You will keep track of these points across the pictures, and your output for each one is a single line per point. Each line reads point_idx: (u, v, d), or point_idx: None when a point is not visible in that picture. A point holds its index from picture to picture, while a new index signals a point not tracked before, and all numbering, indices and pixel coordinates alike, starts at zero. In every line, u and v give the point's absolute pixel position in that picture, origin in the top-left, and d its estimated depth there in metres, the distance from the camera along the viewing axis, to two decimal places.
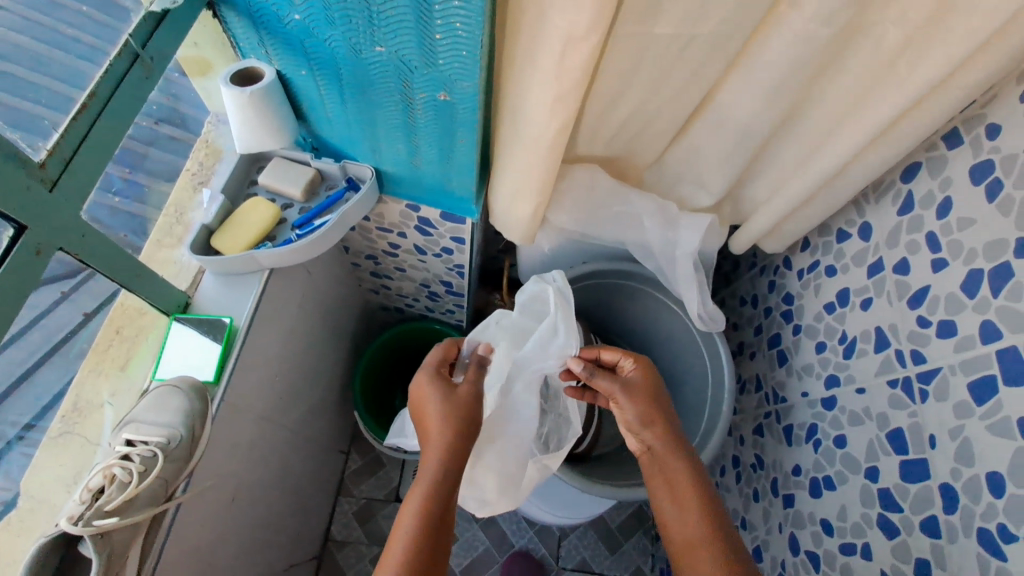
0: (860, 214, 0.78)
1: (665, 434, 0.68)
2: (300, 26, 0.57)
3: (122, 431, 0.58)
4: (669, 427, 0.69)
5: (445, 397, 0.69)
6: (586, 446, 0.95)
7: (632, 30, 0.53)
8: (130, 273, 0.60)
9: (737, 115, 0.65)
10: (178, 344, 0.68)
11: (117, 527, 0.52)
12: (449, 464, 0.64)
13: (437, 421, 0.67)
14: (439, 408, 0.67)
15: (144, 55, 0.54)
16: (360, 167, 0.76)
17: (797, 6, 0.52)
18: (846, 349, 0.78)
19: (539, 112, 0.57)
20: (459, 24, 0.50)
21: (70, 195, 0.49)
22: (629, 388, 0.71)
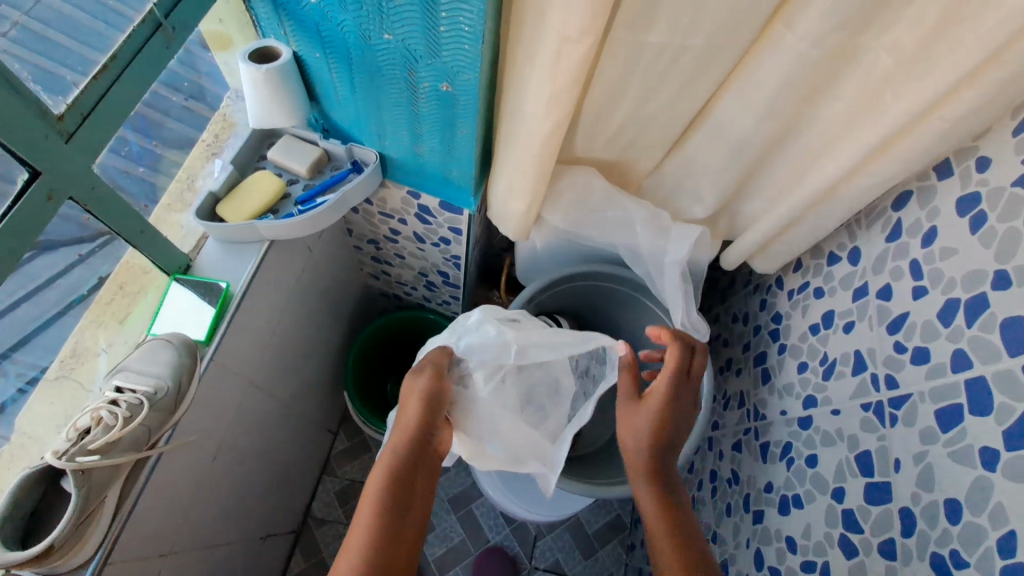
0: (851, 239, 0.79)
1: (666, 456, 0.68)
2: (316, 9, 0.60)
3: (113, 377, 0.61)
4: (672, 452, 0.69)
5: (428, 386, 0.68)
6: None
7: (629, 36, 0.55)
8: (135, 230, 0.63)
9: (731, 130, 0.67)
10: (174, 304, 0.71)
11: (97, 466, 0.54)
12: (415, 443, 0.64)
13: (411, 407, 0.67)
14: (418, 395, 0.68)
15: (166, 24, 0.57)
16: (366, 150, 0.79)
17: (791, 26, 0.53)
18: (825, 371, 0.79)
19: (535, 109, 0.59)
20: (463, 18, 0.53)
21: (84, 148, 0.53)
22: (646, 400, 0.71)
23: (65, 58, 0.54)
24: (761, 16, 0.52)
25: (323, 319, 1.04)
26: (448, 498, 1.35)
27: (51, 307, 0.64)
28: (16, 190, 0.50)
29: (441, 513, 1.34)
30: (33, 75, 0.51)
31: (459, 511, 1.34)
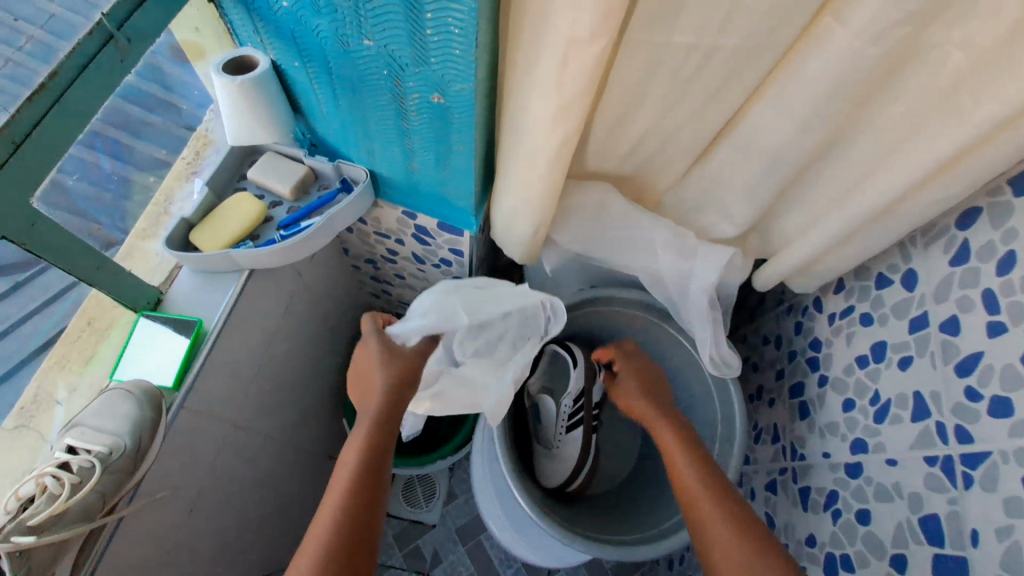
0: (905, 260, 0.69)
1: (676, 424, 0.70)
2: (288, 13, 0.53)
3: (65, 434, 0.54)
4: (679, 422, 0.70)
5: (391, 372, 0.67)
6: (578, 485, 0.86)
7: (649, 35, 0.46)
8: (92, 267, 0.57)
9: (768, 142, 0.58)
10: (142, 342, 0.64)
11: (36, 546, 0.48)
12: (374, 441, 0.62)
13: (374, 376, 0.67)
14: (384, 377, 0.67)
15: (119, 36, 0.50)
16: (355, 168, 0.71)
17: (843, 20, 0.44)
18: (877, 412, 0.69)
19: (540, 123, 0.51)
20: (452, 20, 0.44)
21: (16, 180, 0.46)
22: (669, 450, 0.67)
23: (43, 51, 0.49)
24: (810, 9, 0.43)
25: (319, 346, 0.97)
26: (456, 528, 1.28)
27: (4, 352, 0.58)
28: None
29: (449, 545, 1.27)
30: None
31: (468, 542, 1.27)
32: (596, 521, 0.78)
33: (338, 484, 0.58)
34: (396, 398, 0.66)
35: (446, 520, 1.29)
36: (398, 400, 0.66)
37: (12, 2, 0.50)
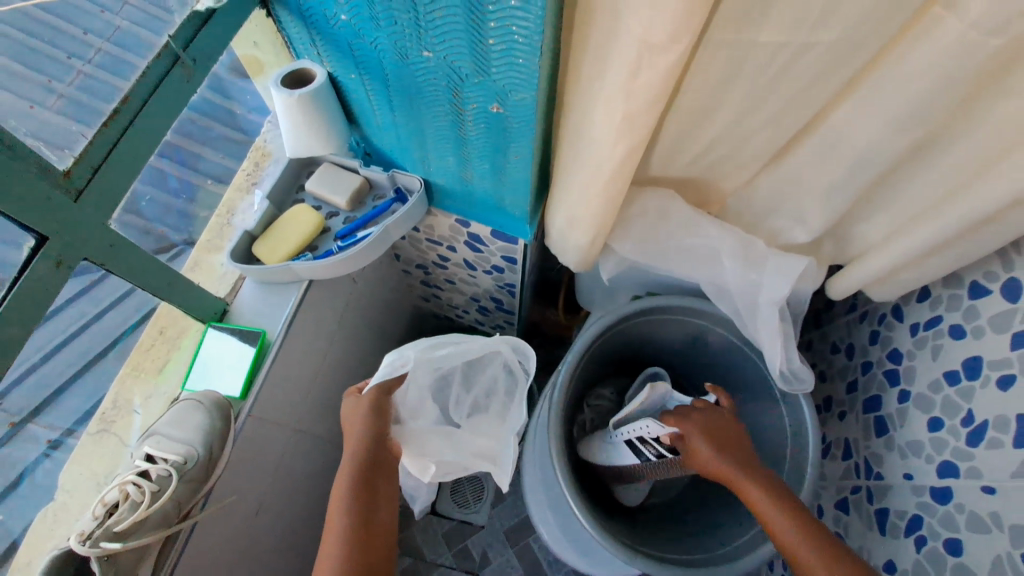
0: (1006, 269, 0.63)
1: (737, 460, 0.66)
2: (347, 27, 0.53)
3: (143, 443, 0.56)
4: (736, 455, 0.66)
5: (370, 412, 0.68)
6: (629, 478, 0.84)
7: (732, 35, 0.43)
8: (164, 283, 0.58)
9: (855, 143, 0.53)
10: (210, 352, 0.66)
11: (121, 551, 0.50)
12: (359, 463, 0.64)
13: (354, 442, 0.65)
14: (361, 426, 0.66)
15: (184, 57, 0.51)
16: (410, 177, 0.71)
17: (959, 7, 0.39)
18: (971, 434, 0.63)
19: (607, 132, 0.49)
20: (516, 29, 0.42)
21: (95, 202, 0.48)
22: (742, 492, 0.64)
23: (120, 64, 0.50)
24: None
25: (372, 350, 0.98)
26: (505, 529, 1.29)
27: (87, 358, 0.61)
28: (21, 259, 0.45)
29: (496, 545, 1.28)
30: (36, 129, 0.45)
31: (516, 544, 1.27)
32: (665, 538, 0.75)
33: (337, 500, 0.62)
34: (379, 430, 0.67)
35: (494, 521, 1.29)
36: (381, 435, 0.67)
37: (80, 16, 0.49)
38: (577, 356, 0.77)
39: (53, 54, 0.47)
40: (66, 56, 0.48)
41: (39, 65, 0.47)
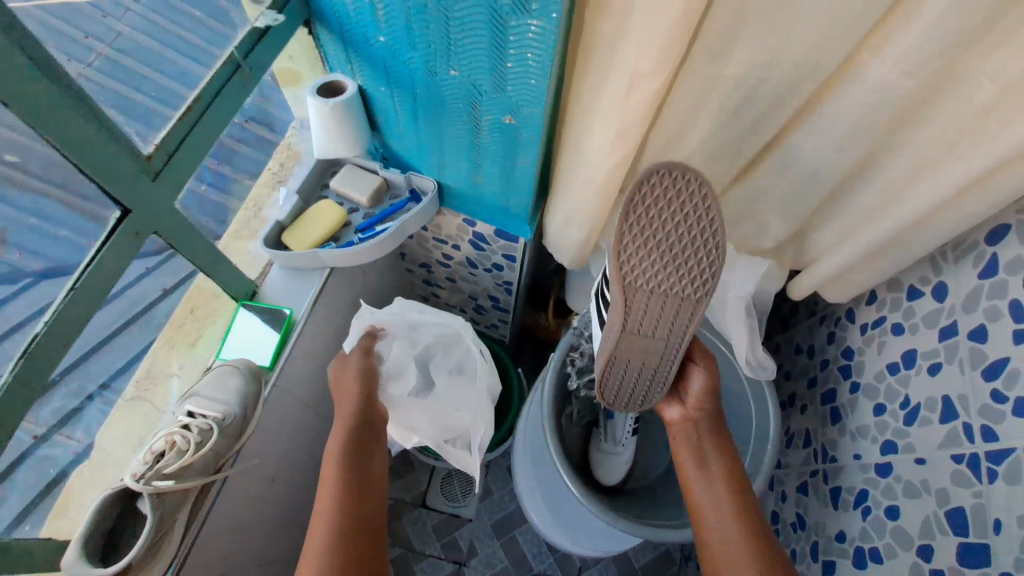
0: (936, 273, 0.74)
1: (717, 435, 0.72)
2: (383, 46, 0.62)
3: (184, 402, 0.64)
4: (720, 434, 0.72)
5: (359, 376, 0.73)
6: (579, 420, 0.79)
7: (706, 67, 0.53)
8: (210, 260, 0.67)
9: (806, 161, 0.64)
10: (241, 328, 0.75)
11: (171, 490, 0.57)
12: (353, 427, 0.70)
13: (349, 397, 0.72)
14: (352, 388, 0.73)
15: (244, 65, 0.61)
16: (424, 179, 0.80)
17: (879, 54, 0.50)
18: (907, 415, 0.73)
19: (602, 142, 0.58)
20: (531, 55, 0.52)
21: (167, 182, 0.57)
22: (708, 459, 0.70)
23: (182, 77, 0.60)
24: (852, 45, 0.49)
25: None
26: (492, 523, 1.33)
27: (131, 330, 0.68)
28: (109, 227, 0.54)
29: (484, 539, 1.32)
30: (128, 118, 0.54)
31: (502, 537, 1.32)
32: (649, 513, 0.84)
33: (330, 459, 0.67)
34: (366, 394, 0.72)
35: (481, 514, 1.34)
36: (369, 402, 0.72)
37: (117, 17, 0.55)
38: (569, 343, 0.87)
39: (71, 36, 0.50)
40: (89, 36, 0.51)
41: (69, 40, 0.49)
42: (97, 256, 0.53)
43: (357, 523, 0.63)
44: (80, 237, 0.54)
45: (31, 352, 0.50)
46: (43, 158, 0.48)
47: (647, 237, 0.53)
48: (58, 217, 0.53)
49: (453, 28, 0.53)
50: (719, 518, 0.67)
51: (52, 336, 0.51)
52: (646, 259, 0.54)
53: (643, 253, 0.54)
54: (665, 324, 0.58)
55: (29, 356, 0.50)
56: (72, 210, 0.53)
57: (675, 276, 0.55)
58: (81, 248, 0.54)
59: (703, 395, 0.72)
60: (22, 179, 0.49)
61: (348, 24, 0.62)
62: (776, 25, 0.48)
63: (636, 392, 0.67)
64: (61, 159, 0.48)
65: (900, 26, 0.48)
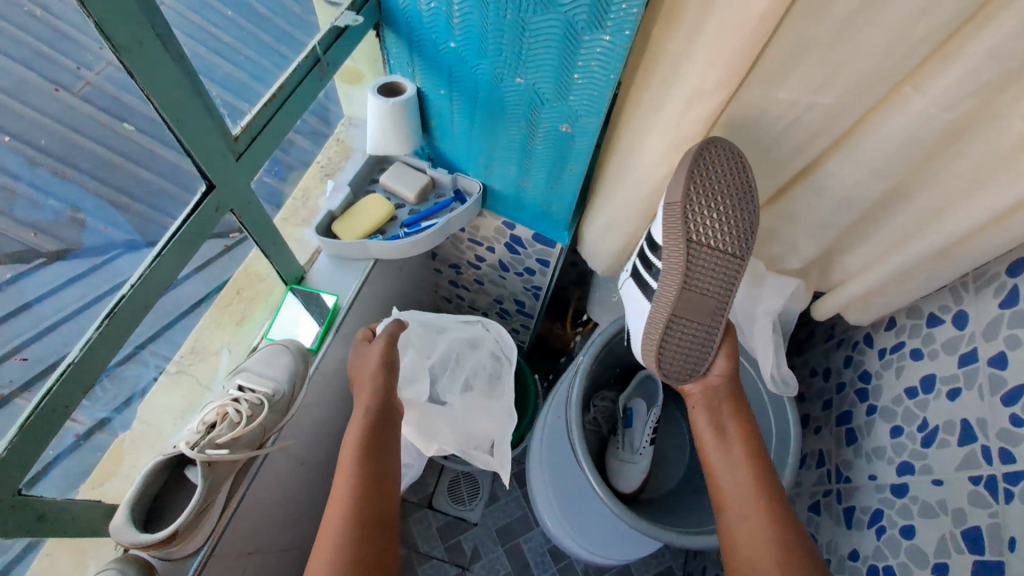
0: (956, 302, 0.77)
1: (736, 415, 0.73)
2: (452, 53, 0.66)
3: (235, 377, 0.68)
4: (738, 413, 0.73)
5: (381, 363, 0.71)
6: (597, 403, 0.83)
7: (758, 91, 0.57)
8: (270, 239, 0.73)
9: (840, 187, 0.67)
10: (288, 313, 0.79)
11: (222, 460, 0.60)
12: (370, 420, 0.67)
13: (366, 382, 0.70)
14: (371, 371, 0.71)
15: (324, 60, 0.68)
16: (470, 181, 0.83)
17: (921, 89, 0.54)
18: (925, 438, 0.76)
19: (654, 155, 0.62)
20: (597, 67, 0.56)
21: (247, 161, 0.63)
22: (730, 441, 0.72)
23: (234, 56, 0.62)
24: (897, 78, 0.53)
25: None
26: (496, 528, 1.30)
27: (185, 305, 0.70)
28: (195, 200, 0.61)
29: (489, 544, 1.28)
30: (224, 98, 0.60)
31: (507, 543, 1.28)
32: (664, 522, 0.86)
33: (346, 456, 0.65)
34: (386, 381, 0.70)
35: (487, 519, 1.31)
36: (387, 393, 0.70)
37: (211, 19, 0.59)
38: (598, 346, 0.89)
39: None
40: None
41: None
42: (186, 221, 0.60)
43: (376, 509, 0.62)
44: (96, 223, 0.57)
45: (115, 312, 0.56)
46: (95, 157, 0.55)
47: (709, 199, 0.60)
48: (83, 205, 0.56)
49: (527, 39, 0.57)
50: (740, 488, 0.69)
51: (137, 297, 0.58)
52: (706, 217, 0.60)
53: (703, 217, 0.60)
54: (717, 284, 0.63)
55: (115, 315, 0.56)
56: (96, 200, 0.57)
57: (728, 234, 0.61)
58: (97, 235, 0.57)
59: (727, 369, 0.73)
60: (69, 172, 0.53)
61: (420, 30, 0.66)
62: (829, 55, 0.52)
63: (680, 357, 0.69)
64: (105, 155, 0.56)
65: (942, 65, 0.52)
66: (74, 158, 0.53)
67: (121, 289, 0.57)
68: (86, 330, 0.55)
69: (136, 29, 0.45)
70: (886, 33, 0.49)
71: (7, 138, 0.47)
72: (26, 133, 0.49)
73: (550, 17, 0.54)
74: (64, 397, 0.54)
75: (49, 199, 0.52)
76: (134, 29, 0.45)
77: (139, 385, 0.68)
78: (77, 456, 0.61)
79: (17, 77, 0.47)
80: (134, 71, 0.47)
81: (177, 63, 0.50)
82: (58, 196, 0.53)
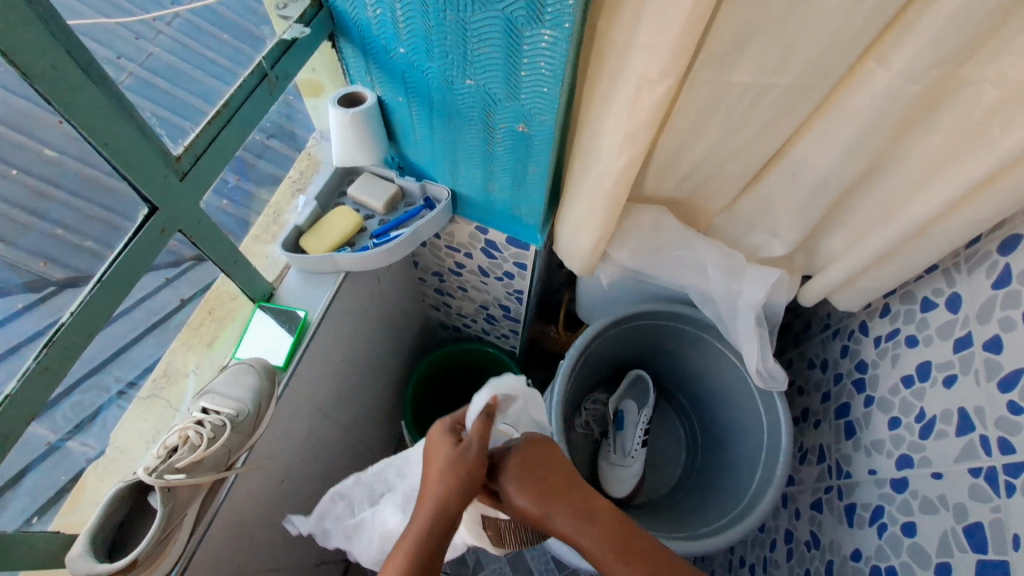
0: (949, 284, 0.73)
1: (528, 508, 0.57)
2: (403, 58, 0.64)
3: (200, 399, 0.67)
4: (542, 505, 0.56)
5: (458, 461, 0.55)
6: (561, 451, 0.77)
7: (711, 73, 0.55)
8: (230, 259, 0.72)
9: (814, 168, 0.64)
10: (257, 329, 0.78)
11: (180, 484, 0.59)
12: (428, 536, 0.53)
13: (441, 474, 0.55)
14: (445, 455, 0.56)
15: (271, 74, 0.67)
16: (438, 187, 0.82)
17: (884, 62, 0.51)
18: (923, 429, 0.72)
19: (611, 148, 0.60)
20: (543, 63, 0.54)
21: (193, 182, 0.62)
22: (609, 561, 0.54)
23: (213, 70, 0.66)
24: (856, 52, 0.50)
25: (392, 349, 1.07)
26: None
27: (161, 347, 0.74)
28: (138, 223, 0.59)
29: (490, 553, 1.26)
30: (161, 120, 0.60)
31: (509, 552, 1.26)
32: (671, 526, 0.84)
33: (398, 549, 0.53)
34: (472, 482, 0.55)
35: None
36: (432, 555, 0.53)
37: (199, 36, 0.65)
38: (579, 349, 0.87)
39: (124, 31, 0.56)
40: (151, 17, 0.59)
41: (126, 22, 0.56)
42: (128, 244, 0.58)
43: None
44: (102, 248, 0.58)
45: (54, 341, 0.55)
46: (79, 176, 0.55)
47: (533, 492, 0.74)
48: (82, 230, 0.57)
49: (470, 38, 0.56)
50: None
51: (76, 326, 0.56)
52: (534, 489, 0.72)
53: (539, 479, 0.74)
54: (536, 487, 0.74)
55: (53, 344, 0.54)
56: (91, 222, 0.57)
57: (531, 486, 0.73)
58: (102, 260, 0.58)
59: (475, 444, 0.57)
60: (50, 192, 0.53)
61: (370, 37, 0.65)
62: (780, 31, 0.49)
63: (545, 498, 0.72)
64: (90, 176, 0.55)
65: (903, 35, 0.48)
66: (70, 184, 0.54)
67: (59, 319, 0.55)
68: (24, 361, 0.54)
69: (51, 53, 0.45)
70: (837, 5, 0.46)
71: (14, 171, 0.50)
72: (26, 164, 0.51)
73: (487, 14, 0.52)
74: (10, 426, 0.53)
75: (56, 228, 0.55)
76: (48, 54, 0.44)
77: (100, 414, 0.68)
78: (41, 471, 0.61)
79: (7, 104, 0.47)
80: (52, 99, 0.47)
81: (100, 86, 0.50)
82: (54, 221, 0.55)
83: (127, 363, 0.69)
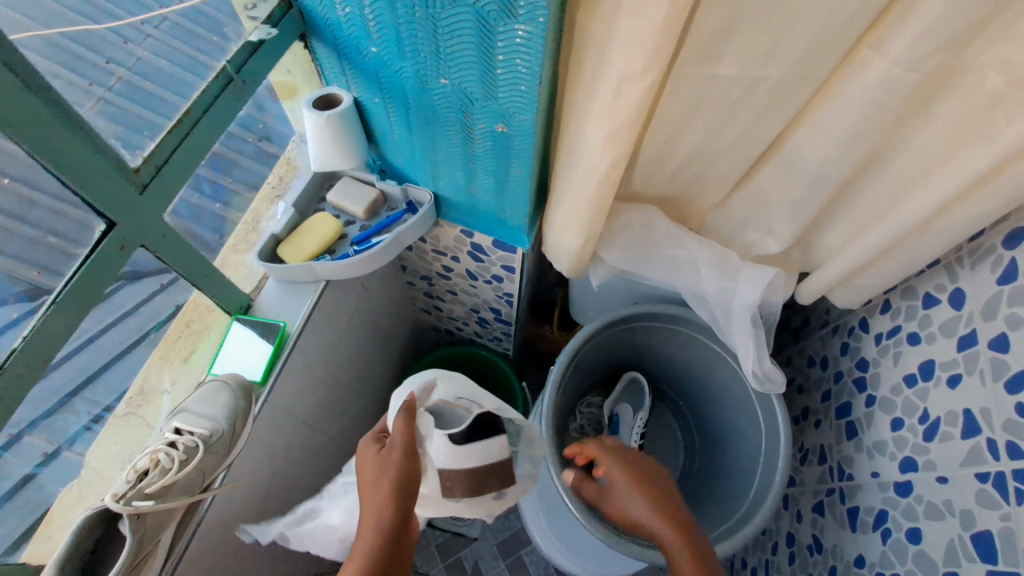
0: (952, 280, 0.70)
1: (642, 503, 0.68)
2: (376, 57, 0.61)
3: (173, 419, 0.65)
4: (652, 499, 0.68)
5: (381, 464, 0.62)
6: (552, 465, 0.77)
7: (697, 66, 0.52)
8: (201, 271, 0.69)
9: (808, 162, 0.61)
10: (234, 342, 0.76)
11: (150, 511, 0.57)
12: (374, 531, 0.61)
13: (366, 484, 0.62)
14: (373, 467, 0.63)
15: (236, 78, 0.64)
16: (420, 191, 0.79)
17: (881, 50, 0.48)
18: (927, 431, 0.69)
19: (595, 148, 0.57)
20: (520, 61, 0.51)
21: (154, 194, 0.59)
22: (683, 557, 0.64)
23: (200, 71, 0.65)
24: (849, 39, 0.47)
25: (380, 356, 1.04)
26: (497, 543, 1.25)
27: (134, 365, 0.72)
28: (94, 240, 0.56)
29: (489, 559, 1.24)
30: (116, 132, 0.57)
31: (508, 557, 1.24)
32: None
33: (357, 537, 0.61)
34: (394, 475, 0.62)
35: (487, 534, 1.26)
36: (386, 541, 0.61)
37: (189, 40, 0.65)
38: (570, 354, 0.84)
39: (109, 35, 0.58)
40: (139, 22, 0.60)
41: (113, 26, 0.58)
42: (85, 262, 0.55)
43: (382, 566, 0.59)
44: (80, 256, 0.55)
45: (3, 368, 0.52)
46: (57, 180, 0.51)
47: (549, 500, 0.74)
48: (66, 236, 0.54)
49: (442, 36, 0.53)
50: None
51: (30, 351, 0.53)
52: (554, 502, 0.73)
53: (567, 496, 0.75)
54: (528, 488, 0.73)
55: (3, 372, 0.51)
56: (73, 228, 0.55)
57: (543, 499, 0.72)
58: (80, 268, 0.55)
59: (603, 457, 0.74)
60: (31, 196, 0.51)
61: (341, 36, 0.62)
62: (768, 21, 0.46)
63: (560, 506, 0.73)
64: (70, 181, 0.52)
65: (899, 21, 0.45)
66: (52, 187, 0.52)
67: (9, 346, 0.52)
68: None
69: None
70: None
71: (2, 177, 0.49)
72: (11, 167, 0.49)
73: (458, 10, 0.49)
74: None
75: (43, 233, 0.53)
76: None
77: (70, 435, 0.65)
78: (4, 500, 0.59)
79: None
80: None
81: (42, 98, 0.46)
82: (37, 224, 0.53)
83: (100, 382, 0.67)
